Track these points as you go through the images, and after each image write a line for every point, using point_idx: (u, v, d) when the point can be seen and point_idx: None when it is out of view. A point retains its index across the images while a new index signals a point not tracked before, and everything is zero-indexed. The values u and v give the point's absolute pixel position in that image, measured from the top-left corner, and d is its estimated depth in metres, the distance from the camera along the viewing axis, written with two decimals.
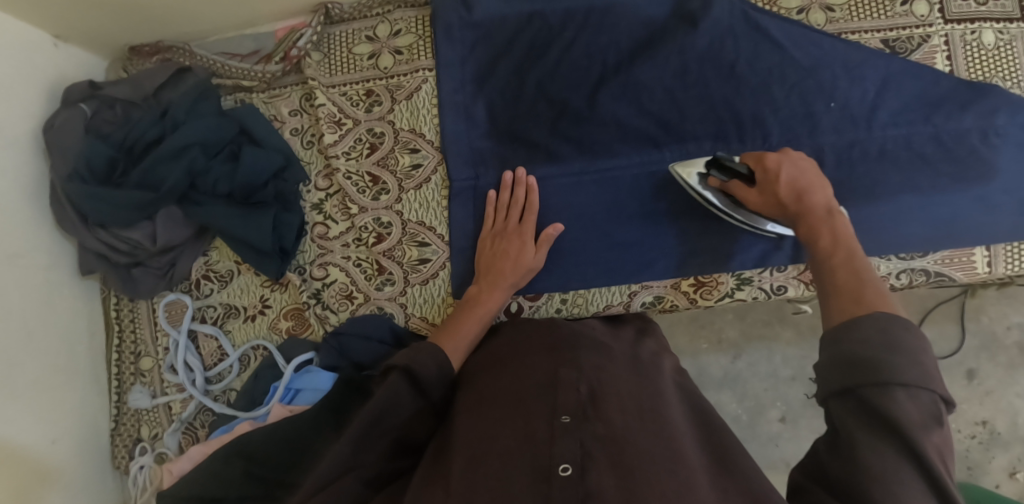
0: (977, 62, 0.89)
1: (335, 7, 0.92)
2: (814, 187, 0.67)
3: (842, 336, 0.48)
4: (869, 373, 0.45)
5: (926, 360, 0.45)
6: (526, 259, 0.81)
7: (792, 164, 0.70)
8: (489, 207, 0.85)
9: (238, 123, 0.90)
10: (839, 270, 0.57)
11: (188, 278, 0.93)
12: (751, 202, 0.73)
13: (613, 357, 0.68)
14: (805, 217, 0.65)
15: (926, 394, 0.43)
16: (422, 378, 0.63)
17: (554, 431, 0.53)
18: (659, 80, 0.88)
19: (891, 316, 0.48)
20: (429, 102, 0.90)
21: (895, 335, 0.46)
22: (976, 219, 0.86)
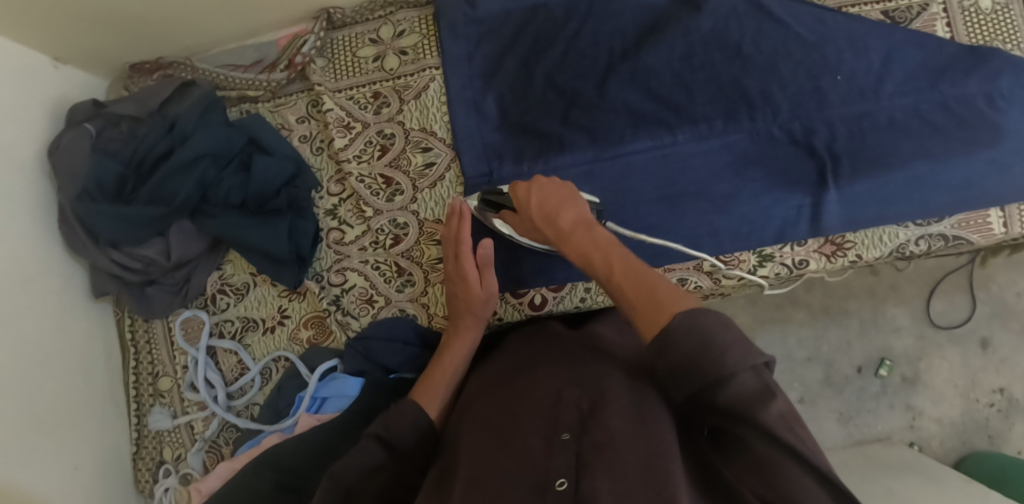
0: (976, 27, 0.91)
1: (337, 12, 0.93)
2: (565, 205, 0.70)
3: (666, 348, 0.48)
4: (701, 376, 0.45)
5: (736, 335, 0.46)
6: (475, 293, 0.77)
7: (540, 189, 0.72)
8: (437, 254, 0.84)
9: (246, 132, 0.88)
10: (623, 283, 0.57)
11: (203, 294, 0.91)
12: (518, 227, 0.77)
13: (619, 369, 0.63)
14: (565, 240, 0.67)
15: (748, 373, 0.45)
16: (398, 438, 0.58)
17: (550, 446, 0.49)
18: (666, 64, 0.87)
19: (686, 312, 0.48)
20: (439, 99, 0.89)
21: (700, 332, 0.46)
22: (987, 183, 0.87)
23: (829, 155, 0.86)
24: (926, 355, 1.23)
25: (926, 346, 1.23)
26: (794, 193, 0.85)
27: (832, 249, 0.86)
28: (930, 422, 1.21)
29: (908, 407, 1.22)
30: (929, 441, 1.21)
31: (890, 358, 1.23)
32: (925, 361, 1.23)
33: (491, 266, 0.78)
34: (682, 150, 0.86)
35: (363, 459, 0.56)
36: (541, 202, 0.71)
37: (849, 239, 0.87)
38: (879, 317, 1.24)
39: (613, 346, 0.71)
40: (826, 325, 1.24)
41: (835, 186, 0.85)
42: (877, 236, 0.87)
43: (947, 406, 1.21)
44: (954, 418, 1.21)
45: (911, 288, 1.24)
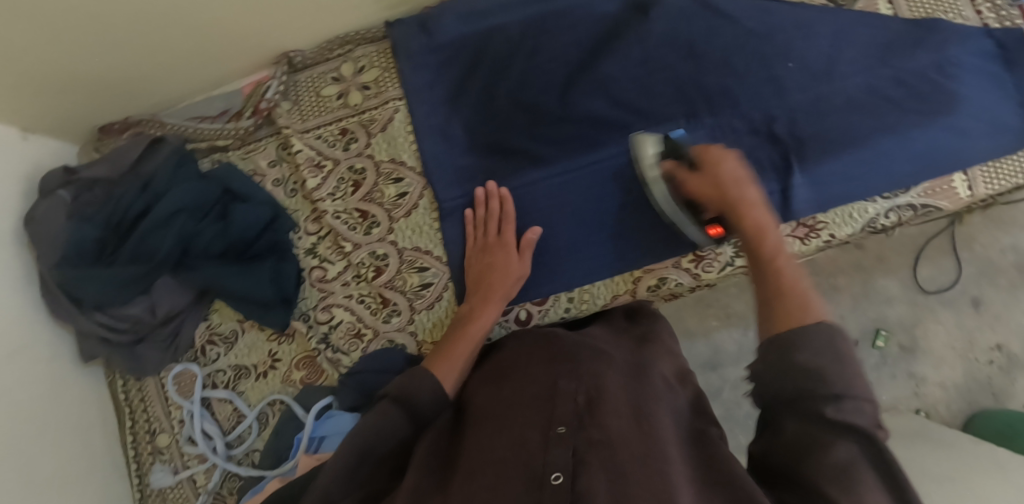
0: (918, 1, 0.93)
1: (297, 55, 0.94)
2: (740, 185, 0.69)
3: (785, 350, 0.49)
4: (812, 385, 0.47)
5: (857, 370, 0.48)
6: (515, 267, 0.81)
7: (734, 166, 0.71)
8: (465, 225, 0.85)
9: (220, 183, 0.89)
10: (769, 271, 0.59)
11: (193, 346, 0.91)
12: (688, 184, 0.75)
13: (615, 357, 0.66)
14: (735, 208, 0.68)
15: (866, 403, 0.46)
16: (417, 407, 0.63)
17: (549, 441, 0.53)
18: (624, 71, 0.89)
19: (826, 324, 0.50)
20: (405, 129, 0.91)
21: (836, 347, 0.48)
22: (948, 147, 0.90)
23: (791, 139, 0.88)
24: (920, 321, 1.24)
25: (920, 312, 1.24)
26: (766, 184, 0.88)
27: (805, 231, 0.87)
28: (935, 387, 1.22)
29: (909, 375, 1.23)
30: (935, 407, 1.22)
31: (886, 328, 1.24)
32: (920, 327, 1.24)
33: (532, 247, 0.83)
34: None
35: (383, 425, 0.60)
36: (732, 173, 0.70)
37: (821, 220, 0.88)
38: (870, 290, 1.26)
39: (606, 334, 0.73)
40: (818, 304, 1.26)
41: (801, 172, 0.87)
42: (847, 213, 0.88)
43: (948, 369, 1.22)
44: (957, 380, 1.22)
45: (897, 258, 1.26)
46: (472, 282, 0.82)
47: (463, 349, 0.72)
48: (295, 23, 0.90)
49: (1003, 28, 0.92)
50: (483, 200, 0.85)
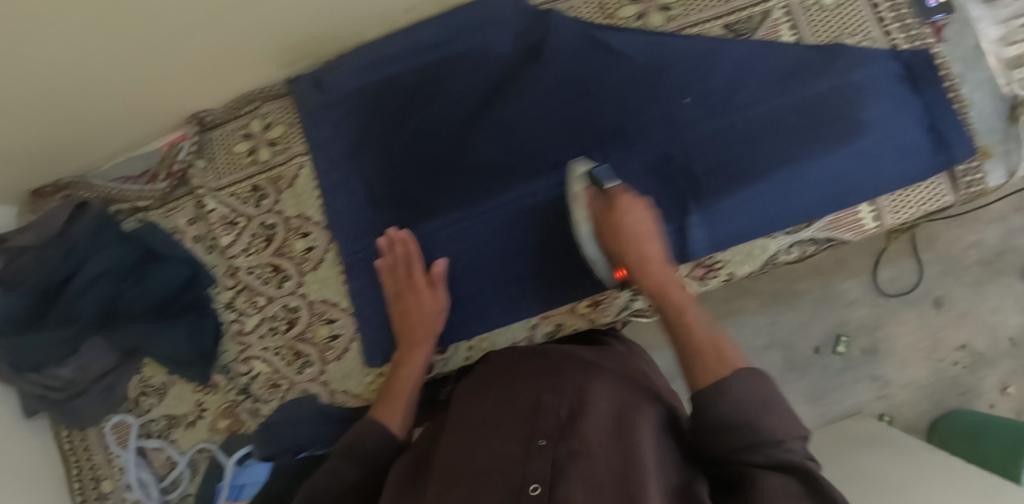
0: (822, 25, 0.91)
1: (207, 115, 0.97)
2: (646, 247, 0.73)
3: (707, 411, 0.54)
4: (738, 437, 0.52)
5: (784, 411, 0.53)
6: (431, 302, 0.83)
7: (636, 218, 0.74)
8: (381, 274, 0.86)
9: (140, 244, 0.93)
10: (677, 332, 0.65)
11: (127, 398, 0.95)
12: (607, 241, 0.76)
13: (607, 373, 0.68)
14: (644, 269, 0.72)
15: (796, 440, 0.52)
16: (370, 449, 0.69)
17: (528, 453, 0.56)
18: (518, 116, 0.89)
19: (747, 372, 0.55)
20: (310, 184, 0.93)
21: (751, 401, 0.53)
22: (856, 175, 0.88)
23: (688, 177, 0.88)
24: (885, 323, 1.22)
25: (882, 313, 1.22)
26: (665, 224, 0.88)
27: (703, 272, 0.87)
28: (898, 388, 1.21)
29: (873, 378, 1.22)
30: (899, 409, 1.21)
31: (847, 333, 1.22)
32: (884, 329, 1.22)
33: (445, 278, 0.85)
34: (543, 197, 0.88)
35: (339, 475, 0.66)
36: (637, 229, 0.74)
37: (719, 259, 0.88)
38: (831, 294, 1.23)
39: (601, 354, 0.75)
40: (777, 312, 1.23)
41: (699, 212, 0.88)
42: (746, 251, 0.88)
43: (914, 370, 1.21)
44: (922, 381, 1.21)
45: (856, 260, 1.23)
46: (396, 325, 0.84)
47: (402, 389, 0.77)
48: (197, 87, 0.92)
49: (910, 49, 0.90)
50: (387, 247, 0.86)
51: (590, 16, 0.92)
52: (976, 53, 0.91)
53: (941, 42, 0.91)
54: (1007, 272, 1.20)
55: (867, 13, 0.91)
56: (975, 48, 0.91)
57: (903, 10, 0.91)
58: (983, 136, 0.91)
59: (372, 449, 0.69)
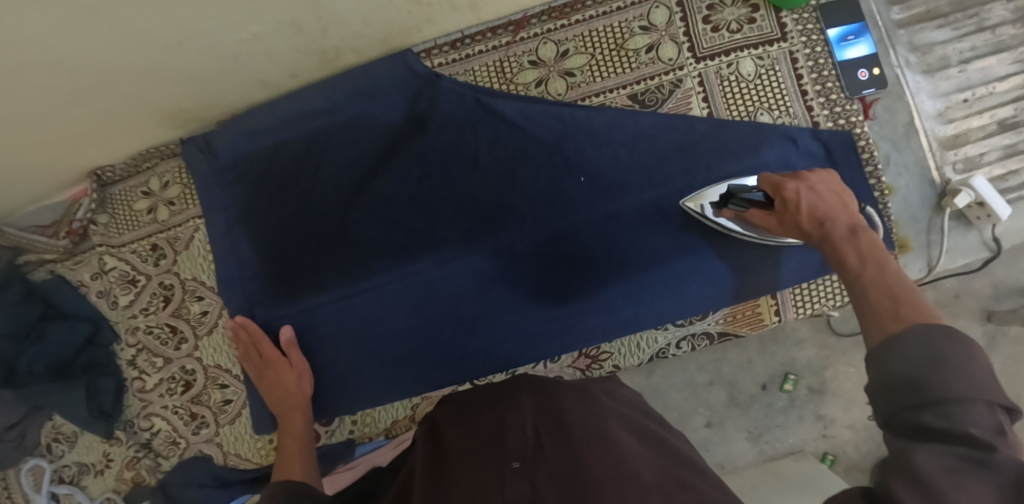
0: (737, 98, 0.84)
1: (105, 172, 0.96)
2: (834, 210, 0.65)
3: (884, 357, 0.48)
4: (921, 395, 0.43)
5: (978, 372, 0.43)
6: (294, 366, 0.86)
7: (812, 191, 0.66)
8: (241, 361, 0.89)
9: (42, 300, 0.95)
10: (872, 290, 0.56)
11: (40, 444, 1.00)
12: (773, 230, 0.71)
13: (559, 396, 0.69)
14: (827, 244, 0.63)
15: (979, 407, 0.41)
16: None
17: (504, 477, 0.54)
18: (403, 189, 0.86)
19: (925, 327, 0.47)
20: (204, 248, 0.94)
21: (935, 346, 0.45)
22: (755, 266, 0.84)
23: (576, 262, 0.84)
24: (832, 363, 1.07)
25: (830, 354, 1.08)
26: (549, 310, 0.86)
27: (586, 363, 0.91)
28: (842, 429, 1.07)
29: (817, 416, 1.08)
30: (843, 449, 1.07)
31: (795, 371, 1.07)
32: (831, 369, 1.08)
33: (295, 344, 0.86)
34: (427, 277, 0.85)
35: None
36: (814, 200, 0.66)
37: (605, 351, 0.91)
38: (779, 332, 1.08)
39: (551, 379, 0.75)
40: (723, 349, 1.09)
41: (586, 301, 0.85)
42: (633, 344, 0.91)
43: (858, 411, 1.07)
44: (867, 421, 1.07)
45: None
46: (268, 399, 0.87)
47: (294, 451, 0.79)
48: (88, 148, 0.90)
49: (830, 129, 0.82)
50: (235, 331, 0.88)
51: (487, 80, 0.88)
52: (907, 130, 0.84)
53: (870, 119, 0.84)
54: (963, 315, 0.96)
55: (789, 85, 0.84)
56: (907, 126, 0.84)
57: (828, 83, 0.83)
58: (904, 227, 0.84)
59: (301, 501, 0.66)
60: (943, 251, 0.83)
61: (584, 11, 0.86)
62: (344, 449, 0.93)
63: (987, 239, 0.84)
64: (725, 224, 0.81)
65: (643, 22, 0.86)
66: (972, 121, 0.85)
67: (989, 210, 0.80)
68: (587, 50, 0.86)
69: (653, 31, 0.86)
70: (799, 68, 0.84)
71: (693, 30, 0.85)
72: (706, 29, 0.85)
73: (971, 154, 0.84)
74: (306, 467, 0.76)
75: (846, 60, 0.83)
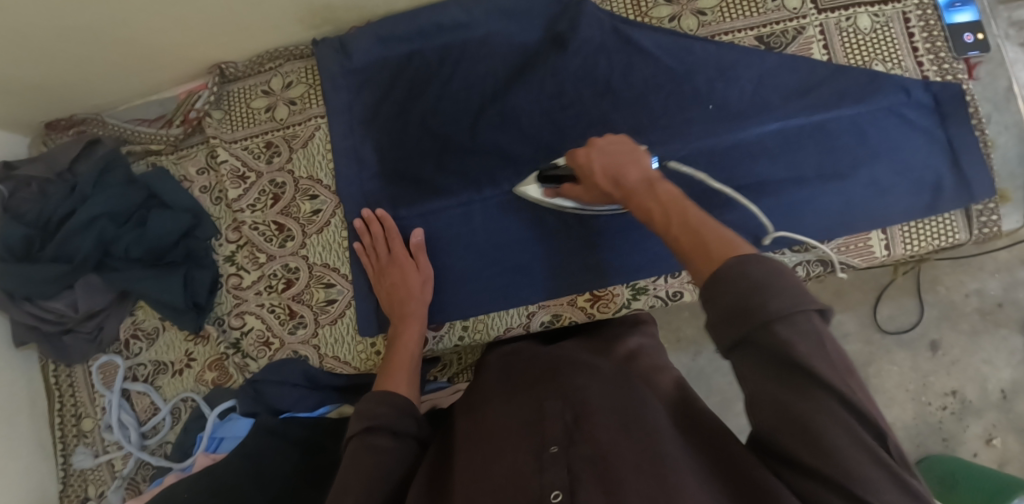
0: (855, 48, 0.90)
1: (229, 66, 0.97)
2: (627, 164, 0.68)
3: (711, 294, 0.49)
4: (748, 324, 0.46)
5: (785, 284, 0.47)
6: (416, 274, 0.84)
7: (601, 153, 0.71)
8: (361, 257, 0.88)
9: (146, 188, 0.93)
10: (681, 234, 0.57)
11: (117, 340, 0.95)
12: (583, 197, 0.77)
13: (601, 374, 0.63)
14: (629, 199, 0.66)
15: (801, 317, 0.45)
16: (401, 429, 0.65)
17: (541, 461, 0.51)
18: (536, 104, 0.89)
19: (737, 259, 0.49)
20: (324, 147, 0.93)
21: (752, 275, 0.47)
22: (869, 205, 0.88)
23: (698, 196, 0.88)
24: (874, 361, 1.18)
25: (875, 351, 1.18)
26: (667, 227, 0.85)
27: None
28: None
29: None
30: None
31: None
32: (873, 366, 1.18)
33: (424, 248, 0.86)
34: None
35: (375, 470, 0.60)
36: (606, 163, 0.70)
37: None
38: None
39: (573, 354, 0.69)
40: None
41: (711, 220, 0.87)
42: None
43: (898, 410, 1.17)
44: (906, 421, 1.16)
45: (858, 293, 1.19)
46: (386, 303, 0.85)
47: (405, 360, 0.76)
48: (224, 36, 0.91)
49: (940, 82, 0.89)
50: (365, 228, 0.88)
51: (623, 11, 0.92)
52: (1007, 94, 0.91)
53: (974, 79, 0.91)
54: (1005, 323, 1.15)
55: (902, 41, 0.91)
56: (1007, 90, 0.91)
57: (937, 42, 0.91)
58: (1002, 181, 0.91)
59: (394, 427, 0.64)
60: None
61: None
62: None
63: None
64: (561, 204, 0.83)
65: None
66: None
67: None
68: None
69: None
70: (912, 27, 0.91)
71: None
72: None
73: None
74: (409, 379, 0.73)
75: (955, 23, 0.91)
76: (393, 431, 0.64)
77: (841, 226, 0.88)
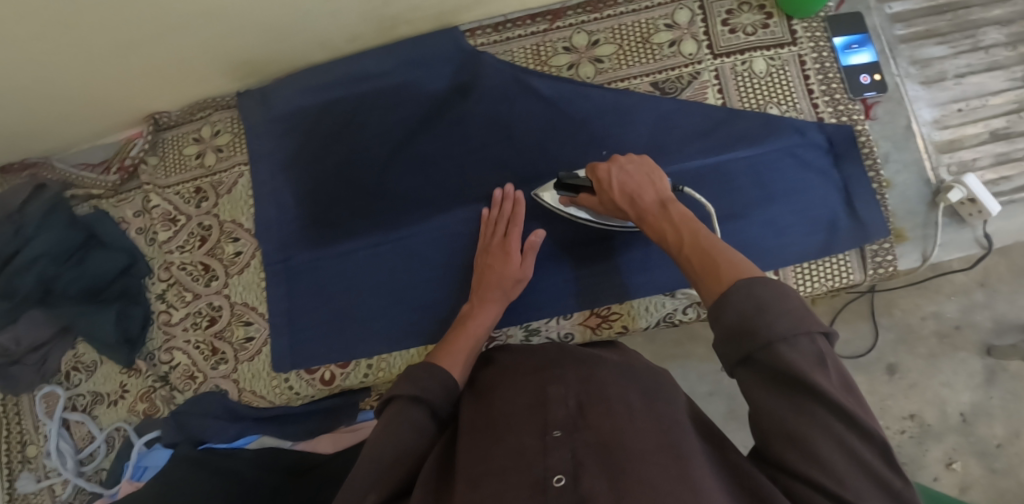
0: (749, 91, 0.92)
1: (163, 116, 1.04)
2: (642, 187, 0.74)
3: (721, 307, 0.54)
4: (750, 342, 0.50)
5: (792, 306, 0.50)
6: (513, 268, 0.83)
7: (621, 171, 0.76)
8: (483, 225, 0.89)
9: (87, 229, 1.00)
10: (692, 255, 0.63)
11: (59, 371, 1.02)
12: (597, 208, 0.81)
13: (607, 366, 0.65)
14: (646, 220, 0.72)
15: (804, 339, 0.49)
16: (431, 401, 0.65)
17: (546, 444, 0.53)
18: (441, 151, 0.93)
19: (746, 280, 0.54)
20: (246, 193, 0.99)
21: (757, 296, 0.52)
22: (765, 246, 0.88)
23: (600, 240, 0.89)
24: None
25: None
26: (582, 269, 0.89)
27: (595, 322, 0.88)
28: None
29: None
30: None
31: None
32: None
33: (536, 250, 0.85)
34: (456, 230, 0.91)
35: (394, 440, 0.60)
36: (622, 179, 0.75)
37: (615, 311, 0.89)
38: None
39: (580, 349, 0.71)
40: None
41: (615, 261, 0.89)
42: (641, 307, 0.89)
43: None
44: None
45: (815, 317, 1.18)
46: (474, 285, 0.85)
47: (465, 345, 0.76)
48: (154, 91, 0.98)
49: (834, 124, 0.90)
50: (498, 200, 0.88)
51: (523, 60, 0.95)
52: (906, 132, 0.92)
53: (872, 119, 0.92)
54: (964, 347, 1.14)
55: (797, 84, 0.92)
56: (906, 128, 0.92)
57: (833, 84, 0.92)
58: (902, 219, 0.91)
59: (434, 401, 0.65)
60: (937, 244, 0.89)
61: (615, 7, 0.96)
62: (350, 406, 0.97)
63: (980, 237, 0.90)
64: (575, 214, 0.86)
65: (667, 21, 0.95)
66: (967, 129, 0.93)
67: (981, 206, 0.86)
68: (615, 41, 0.95)
69: (676, 29, 0.95)
70: (807, 69, 0.93)
71: (712, 31, 0.94)
72: (724, 30, 0.94)
73: (966, 159, 0.92)
74: (466, 366, 0.74)
75: (851, 64, 0.93)
76: (430, 410, 0.65)
77: None
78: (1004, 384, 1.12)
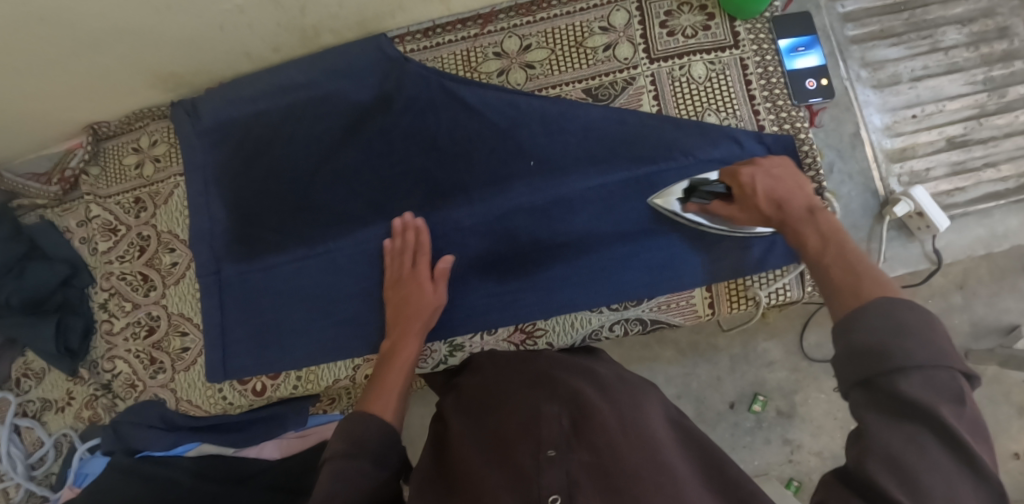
0: (686, 98, 0.88)
1: (101, 126, 1.04)
2: (791, 191, 0.69)
3: (851, 324, 0.49)
4: (881, 363, 0.45)
5: (939, 338, 0.45)
6: (428, 298, 0.82)
7: (767, 175, 0.71)
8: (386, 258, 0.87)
9: (27, 242, 1.02)
10: (831, 266, 0.57)
11: (9, 378, 1.05)
12: (734, 215, 0.75)
13: (598, 382, 0.64)
14: (788, 225, 0.66)
15: (942, 372, 0.43)
16: (371, 449, 0.64)
17: (539, 464, 0.52)
18: (366, 164, 0.91)
19: (887, 298, 0.48)
20: (181, 204, 0.99)
21: (901, 317, 0.46)
22: (693, 260, 0.85)
23: (526, 254, 0.87)
24: (802, 388, 1.11)
25: (801, 378, 1.11)
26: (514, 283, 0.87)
27: (520, 338, 0.88)
28: (809, 455, 1.09)
29: (784, 441, 1.11)
30: (808, 476, 1.09)
31: (764, 393, 1.11)
32: (801, 393, 1.11)
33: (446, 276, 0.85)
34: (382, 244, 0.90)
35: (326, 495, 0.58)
36: (768, 183, 0.70)
37: (540, 326, 0.88)
38: (750, 352, 1.13)
39: (593, 367, 0.69)
40: (691, 362, 1.13)
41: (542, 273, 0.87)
42: (567, 323, 0.88)
43: (826, 439, 1.09)
44: (835, 450, 1.09)
45: (786, 320, 1.12)
46: (392, 316, 0.83)
47: (394, 380, 0.75)
48: (89, 105, 0.98)
49: (774, 133, 0.85)
50: (400, 231, 0.86)
51: (453, 67, 0.94)
52: (851, 140, 0.88)
53: (815, 126, 0.88)
54: None
55: (738, 89, 0.88)
56: (852, 136, 0.88)
57: (776, 89, 0.87)
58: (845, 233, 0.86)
59: (371, 443, 0.64)
60: (881, 258, 0.84)
61: (548, 9, 0.93)
62: (291, 414, 0.97)
63: (928, 252, 0.86)
64: (694, 220, 0.83)
65: (603, 24, 0.91)
66: (919, 136, 0.89)
67: (928, 221, 0.81)
68: (548, 45, 0.92)
69: (611, 32, 0.91)
70: (749, 74, 0.88)
71: (650, 34, 0.90)
72: (662, 32, 0.90)
73: (917, 169, 0.88)
74: (396, 403, 0.72)
75: (796, 68, 0.88)
76: (370, 457, 0.63)
77: (667, 281, 0.85)
78: (981, 388, 1.07)
